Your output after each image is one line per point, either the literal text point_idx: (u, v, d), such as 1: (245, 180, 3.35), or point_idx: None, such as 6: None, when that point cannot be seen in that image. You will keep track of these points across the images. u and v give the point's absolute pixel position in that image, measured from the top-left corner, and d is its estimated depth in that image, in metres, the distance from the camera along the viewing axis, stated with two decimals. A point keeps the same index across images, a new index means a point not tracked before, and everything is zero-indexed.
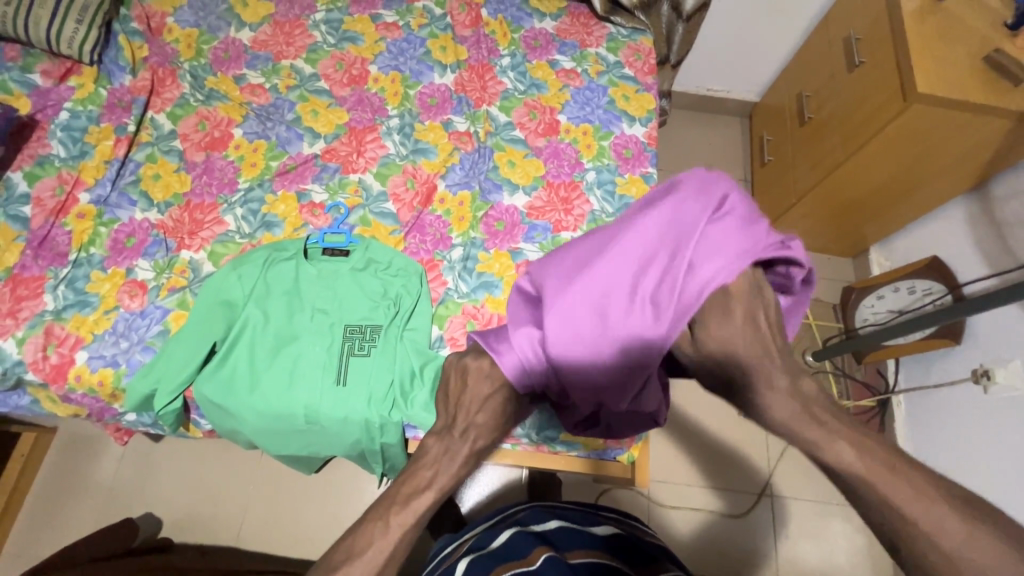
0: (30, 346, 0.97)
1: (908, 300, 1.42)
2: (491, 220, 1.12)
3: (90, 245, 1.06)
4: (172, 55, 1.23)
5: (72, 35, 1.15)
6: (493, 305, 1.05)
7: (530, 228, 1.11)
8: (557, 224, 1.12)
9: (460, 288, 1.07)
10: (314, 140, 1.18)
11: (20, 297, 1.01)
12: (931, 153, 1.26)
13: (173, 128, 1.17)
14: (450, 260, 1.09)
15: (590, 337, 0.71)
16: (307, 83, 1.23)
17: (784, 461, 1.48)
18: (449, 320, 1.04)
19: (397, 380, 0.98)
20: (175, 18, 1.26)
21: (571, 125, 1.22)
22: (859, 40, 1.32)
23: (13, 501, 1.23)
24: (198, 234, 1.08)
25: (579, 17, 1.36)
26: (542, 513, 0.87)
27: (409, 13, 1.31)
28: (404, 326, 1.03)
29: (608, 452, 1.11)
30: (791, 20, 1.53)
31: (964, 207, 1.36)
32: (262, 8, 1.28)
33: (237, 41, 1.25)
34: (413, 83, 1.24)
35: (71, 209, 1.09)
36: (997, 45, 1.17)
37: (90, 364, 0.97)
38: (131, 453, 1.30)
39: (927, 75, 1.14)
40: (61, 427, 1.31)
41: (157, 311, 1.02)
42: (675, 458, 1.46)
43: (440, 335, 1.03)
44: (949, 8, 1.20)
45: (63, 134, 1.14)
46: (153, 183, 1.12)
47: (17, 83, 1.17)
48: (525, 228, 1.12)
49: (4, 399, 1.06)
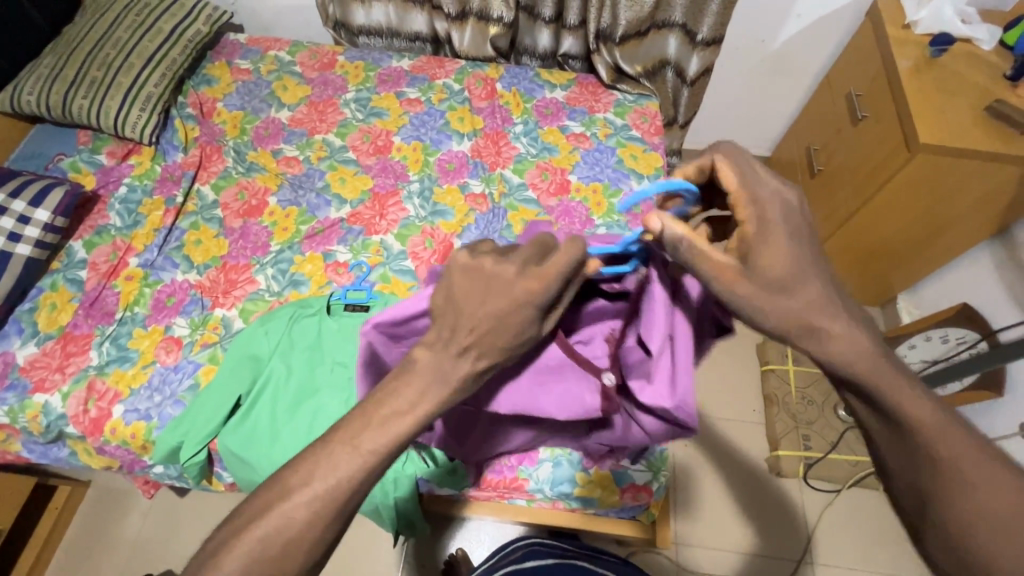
0: (74, 399, 1.04)
1: (942, 349, 1.36)
2: (443, 162, 1.33)
3: (135, 304, 1.15)
4: (219, 134, 1.38)
5: (136, 121, 1.31)
6: (447, 227, 1.24)
7: (474, 166, 1.32)
8: (492, 164, 1.32)
9: (420, 213, 1.26)
10: (341, 205, 1.27)
11: (69, 353, 1.09)
12: (945, 200, 1.25)
13: (215, 198, 1.29)
14: (410, 190, 1.29)
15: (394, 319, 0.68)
16: (336, 154, 1.34)
17: (823, 526, 1.38)
18: (410, 239, 1.22)
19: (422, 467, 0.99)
20: (224, 102, 1.42)
21: (581, 184, 1.29)
22: (859, 97, 1.37)
23: (43, 555, 1.26)
24: (231, 292, 1.16)
25: (588, 86, 1.46)
26: (536, 548, 0.94)
27: (430, 89, 1.44)
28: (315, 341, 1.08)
29: (627, 510, 1.06)
30: (794, 80, 1.60)
31: (987, 252, 1.33)
32: (300, 91, 1.43)
33: (277, 120, 1.39)
34: (432, 151, 1.35)
35: (122, 272, 1.19)
36: (999, 96, 1.20)
37: (125, 417, 1.03)
38: (157, 508, 1.32)
39: (930, 126, 1.16)
40: (94, 481, 1.36)
41: (190, 366, 1.08)
42: (705, 520, 1.38)
43: (402, 249, 1.21)
44: (945, 65, 1.24)
45: (121, 206, 1.27)
46: (195, 248, 1.22)
47: (86, 163, 1.32)
48: (471, 167, 1.32)
49: (44, 451, 1.12)
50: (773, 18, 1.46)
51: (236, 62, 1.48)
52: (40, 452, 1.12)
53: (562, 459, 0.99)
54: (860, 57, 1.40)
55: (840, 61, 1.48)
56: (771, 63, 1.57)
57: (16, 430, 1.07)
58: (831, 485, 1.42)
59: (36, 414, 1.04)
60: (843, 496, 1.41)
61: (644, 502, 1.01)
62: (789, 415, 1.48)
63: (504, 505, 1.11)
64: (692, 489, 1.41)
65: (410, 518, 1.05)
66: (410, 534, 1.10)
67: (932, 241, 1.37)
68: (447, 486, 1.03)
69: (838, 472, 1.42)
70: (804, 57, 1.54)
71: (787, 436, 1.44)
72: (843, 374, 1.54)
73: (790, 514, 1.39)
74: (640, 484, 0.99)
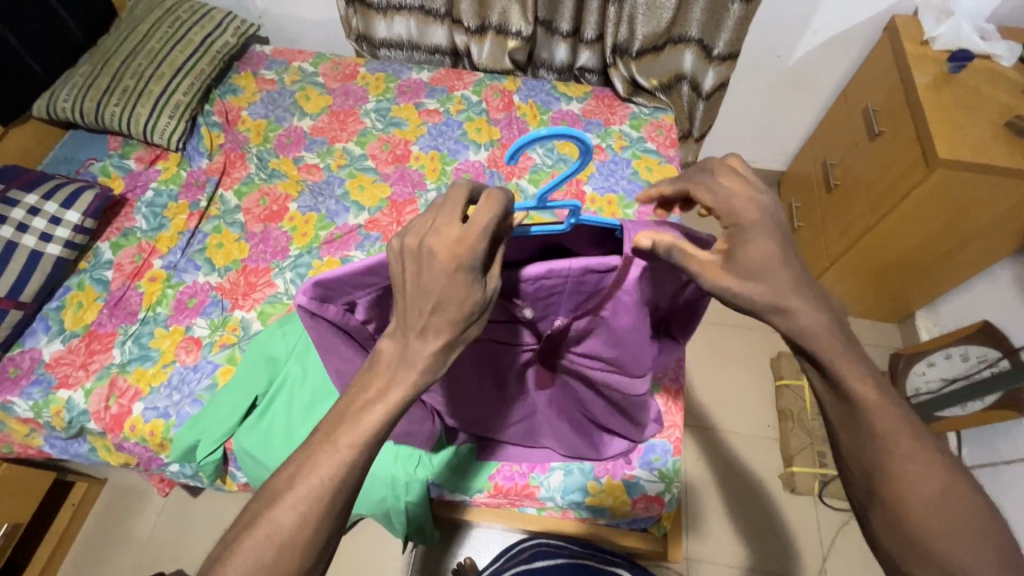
0: (96, 396, 1.07)
1: (961, 367, 1.34)
2: (460, 172, 1.35)
3: (158, 305, 1.18)
4: (243, 141, 1.41)
5: (164, 127, 1.36)
6: None
7: (490, 175, 1.34)
8: (508, 175, 1.34)
9: None
10: (359, 212, 1.29)
11: (93, 351, 1.12)
12: (966, 215, 1.24)
13: (238, 203, 1.32)
14: (426, 199, 1.31)
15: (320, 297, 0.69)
16: (356, 162, 1.37)
17: (839, 547, 1.34)
18: None
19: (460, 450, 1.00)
20: (249, 111, 1.46)
21: (596, 195, 1.30)
22: (876, 112, 1.37)
23: (57, 552, 1.28)
24: (251, 295, 1.18)
25: (603, 99, 1.48)
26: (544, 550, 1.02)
27: (448, 101, 1.47)
28: (288, 353, 1.08)
29: (638, 522, 1.05)
30: (810, 95, 1.61)
31: (1008, 269, 1.31)
32: (322, 100, 1.47)
33: (299, 128, 1.43)
34: (450, 160, 1.37)
35: (146, 273, 1.23)
36: (1019, 112, 1.19)
37: (144, 415, 1.05)
38: (171, 506, 1.34)
39: (948, 142, 1.16)
40: (110, 479, 1.37)
41: (209, 365, 1.10)
42: (719, 537, 1.35)
43: None
44: (964, 81, 1.24)
45: (147, 210, 1.31)
46: (216, 251, 1.25)
47: (115, 167, 1.37)
48: (487, 176, 1.34)
49: (65, 446, 1.14)
50: (788, 33, 1.47)
51: (262, 73, 1.53)
52: (60, 447, 1.15)
53: (573, 467, 0.99)
54: (877, 72, 1.40)
55: (858, 75, 1.48)
56: (787, 78, 1.57)
57: (39, 425, 1.10)
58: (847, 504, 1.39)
59: (59, 409, 1.07)
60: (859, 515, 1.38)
61: (655, 514, 1.01)
62: (805, 431, 1.45)
63: (513, 513, 1.10)
64: (705, 507, 1.39)
65: (420, 525, 1.05)
66: (419, 541, 1.09)
67: (951, 258, 1.36)
68: (457, 492, 1.03)
69: None
70: (821, 72, 1.54)
71: (801, 453, 1.42)
72: None
73: (803, 534, 1.36)
74: (652, 495, 0.98)
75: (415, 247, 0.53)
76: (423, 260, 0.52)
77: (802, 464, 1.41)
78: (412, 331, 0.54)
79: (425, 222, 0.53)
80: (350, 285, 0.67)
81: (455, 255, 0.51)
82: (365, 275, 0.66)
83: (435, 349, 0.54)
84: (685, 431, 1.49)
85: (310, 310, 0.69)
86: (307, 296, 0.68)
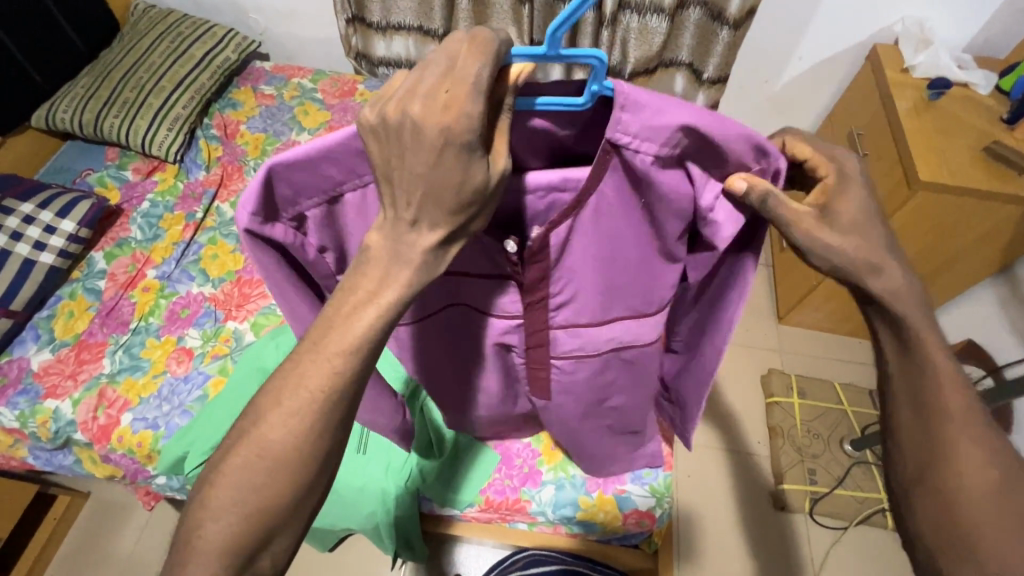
0: (84, 406, 1.06)
1: None
2: None
3: (150, 315, 1.17)
4: (241, 154, 1.42)
5: (163, 139, 1.37)
6: None
7: None
8: None
9: None
10: None
11: (82, 360, 1.11)
12: (948, 235, 1.27)
13: (234, 215, 1.33)
14: None
15: (263, 196, 0.50)
16: None
17: (831, 565, 1.33)
18: None
19: (442, 445, 1.02)
20: (247, 125, 1.47)
21: None
22: (861, 135, 1.41)
23: (35, 568, 1.24)
24: (244, 306, 1.18)
25: None
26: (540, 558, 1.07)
27: None
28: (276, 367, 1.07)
29: (629, 537, 1.05)
30: (798, 118, 1.65)
31: (992, 289, 1.34)
32: (321, 116, 1.49)
33: (297, 142, 1.44)
34: None
35: (139, 283, 1.22)
36: (996, 137, 1.24)
37: (133, 425, 1.04)
38: (155, 521, 1.31)
39: (930, 165, 1.19)
40: (93, 493, 1.35)
41: (199, 376, 1.09)
42: (712, 554, 1.35)
43: None
44: (944, 107, 1.29)
45: (142, 220, 1.31)
46: (211, 262, 1.25)
47: (112, 177, 1.38)
48: None
49: (49, 458, 1.12)
50: (776, 59, 1.52)
51: (261, 88, 1.55)
52: (44, 458, 1.13)
53: (565, 481, 0.99)
54: (861, 98, 1.45)
55: (845, 99, 1.53)
56: (775, 102, 1.62)
57: (24, 435, 1.08)
58: (837, 521, 1.38)
59: (45, 419, 1.05)
60: (850, 533, 1.37)
61: (647, 529, 1.00)
62: (795, 448, 1.47)
63: (504, 528, 1.09)
64: (696, 522, 1.39)
65: (409, 537, 1.05)
66: (408, 554, 1.09)
67: (935, 277, 1.39)
68: (448, 506, 1.02)
69: (844, 508, 1.39)
70: (808, 96, 1.59)
71: (791, 470, 1.44)
72: (848, 408, 1.52)
73: (795, 553, 1.35)
74: (643, 510, 0.97)
75: (395, 119, 0.38)
76: (409, 126, 0.38)
77: (792, 480, 1.42)
78: (399, 219, 0.42)
79: (412, 83, 0.38)
80: (304, 182, 0.50)
81: (449, 117, 0.37)
82: (321, 164, 0.49)
83: (439, 245, 0.42)
84: (677, 447, 1.50)
85: (251, 232, 0.51)
86: (247, 202, 0.49)
